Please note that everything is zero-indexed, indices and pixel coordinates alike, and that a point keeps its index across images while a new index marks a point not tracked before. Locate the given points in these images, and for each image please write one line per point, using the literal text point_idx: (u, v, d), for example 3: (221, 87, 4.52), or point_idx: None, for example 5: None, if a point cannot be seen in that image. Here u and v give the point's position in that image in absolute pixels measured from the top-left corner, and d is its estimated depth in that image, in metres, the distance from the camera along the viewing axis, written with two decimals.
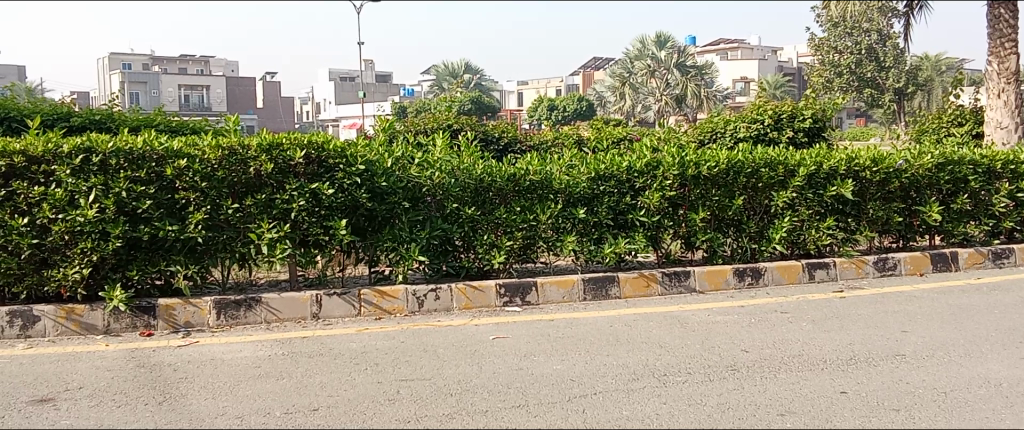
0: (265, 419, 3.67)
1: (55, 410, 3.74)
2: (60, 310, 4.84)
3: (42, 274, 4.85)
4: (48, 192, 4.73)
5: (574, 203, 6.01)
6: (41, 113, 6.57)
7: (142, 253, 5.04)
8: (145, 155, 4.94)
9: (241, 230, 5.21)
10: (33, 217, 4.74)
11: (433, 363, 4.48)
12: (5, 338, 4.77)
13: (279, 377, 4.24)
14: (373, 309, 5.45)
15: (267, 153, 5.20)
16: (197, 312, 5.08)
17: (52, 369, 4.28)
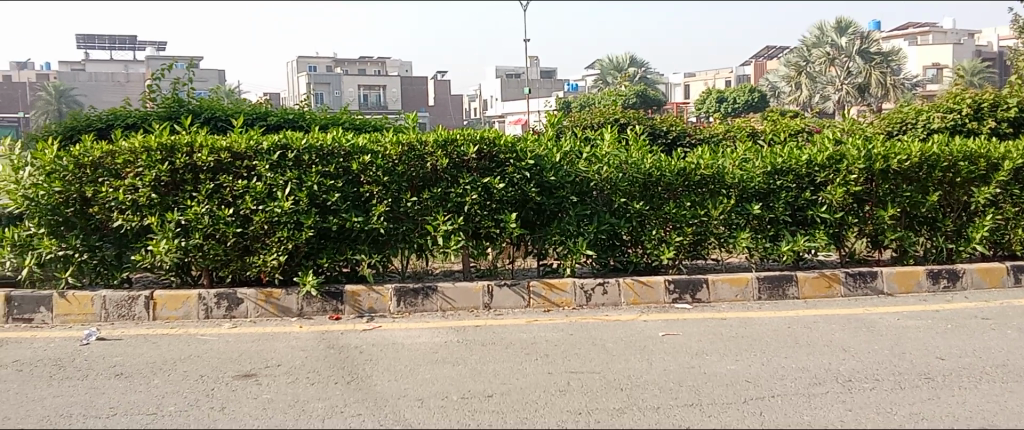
0: (443, 402, 3.83)
1: (257, 384, 4.09)
2: (259, 294, 5.26)
3: (245, 260, 5.26)
4: (251, 186, 5.13)
5: (747, 199, 5.81)
6: (242, 113, 7.20)
7: (331, 242, 5.40)
8: (334, 152, 5.28)
9: (418, 222, 5.46)
10: (237, 209, 5.14)
11: (603, 357, 4.49)
12: (213, 318, 5.22)
13: (455, 363, 4.40)
14: (542, 301, 5.53)
15: (443, 148, 5.39)
16: (379, 299, 5.37)
17: (253, 347, 4.67)
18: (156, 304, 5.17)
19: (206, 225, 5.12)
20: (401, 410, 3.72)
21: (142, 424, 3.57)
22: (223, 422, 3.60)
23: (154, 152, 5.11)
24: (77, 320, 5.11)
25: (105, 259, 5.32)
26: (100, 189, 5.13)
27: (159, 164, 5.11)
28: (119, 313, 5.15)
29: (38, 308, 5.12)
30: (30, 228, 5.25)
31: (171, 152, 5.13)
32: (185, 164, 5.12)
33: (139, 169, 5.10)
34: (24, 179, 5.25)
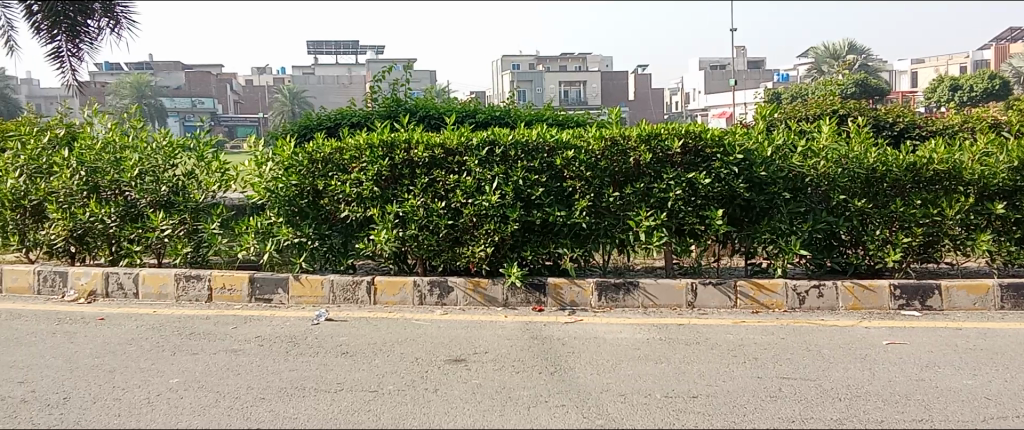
0: (647, 399, 3.79)
1: (467, 369, 4.28)
2: (468, 283, 5.49)
3: (455, 251, 5.50)
4: (461, 181, 5.37)
5: (987, 198, 5.28)
6: (454, 111, 7.56)
7: (535, 235, 5.52)
8: (538, 146, 5.39)
9: (621, 217, 5.43)
10: (449, 202, 5.40)
11: (818, 364, 4.24)
12: (426, 304, 5.52)
13: (659, 361, 4.34)
14: (750, 302, 5.32)
15: (646, 143, 5.33)
16: (581, 292, 5.42)
17: (463, 334, 4.89)
18: (377, 289, 5.55)
19: (421, 217, 5.42)
20: (604, 405, 3.74)
21: (365, 400, 3.86)
22: (436, 404, 3.80)
23: (377, 148, 5.47)
24: (309, 301, 5.58)
25: (333, 246, 5.78)
26: (330, 183, 5.58)
27: (380, 159, 5.47)
28: (345, 296, 5.56)
29: (277, 289, 5.61)
30: (270, 217, 5.80)
31: (391, 148, 5.47)
32: (403, 160, 5.45)
33: (363, 164, 5.49)
34: (266, 173, 5.81)
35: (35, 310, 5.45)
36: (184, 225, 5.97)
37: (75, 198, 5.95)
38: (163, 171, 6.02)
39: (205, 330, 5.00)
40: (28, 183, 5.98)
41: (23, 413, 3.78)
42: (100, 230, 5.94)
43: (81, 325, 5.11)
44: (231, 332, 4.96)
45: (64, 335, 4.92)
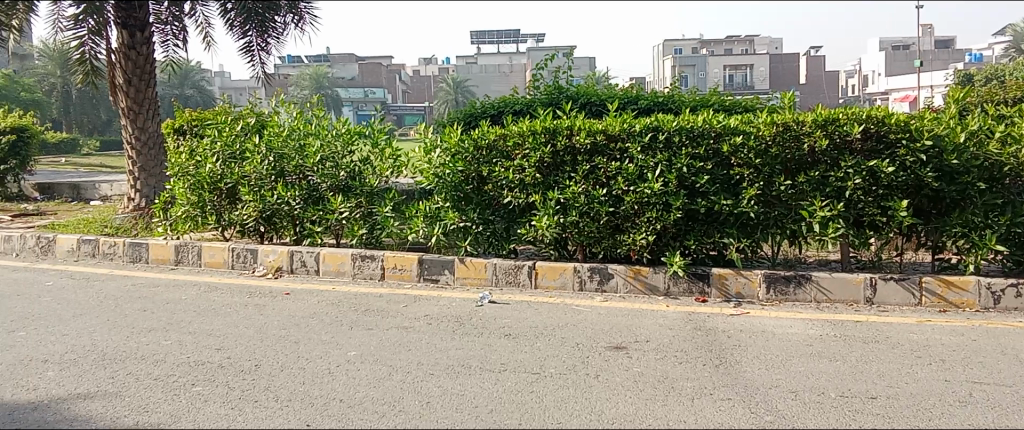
0: (819, 398, 3.63)
1: (628, 357, 4.25)
2: (629, 271, 5.46)
3: (616, 238, 5.47)
4: (623, 168, 5.32)
5: None
6: (617, 98, 7.58)
7: (699, 224, 5.39)
8: (704, 132, 5.24)
9: (792, 207, 5.22)
10: (610, 189, 5.37)
11: (1016, 369, 3.88)
12: (587, 290, 5.54)
13: (833, 359, 4.13)
14: (936, 300, 4.95)
15: (823, 128, 5.07)
16: (747, 284, 5.25)
17: (624, 321, 4.87)
18: (537, 273, 5.62)
19: (582, 204, 5.42)
20: (772, 401, 3.61)
21: (528, 382, 3.94)
22: (598, 389, 3.81)
23: (539, 135, 5.53)
24: (473, 283, 5.74)
25: (495, 231, 5.92)
26: (494, 170, 5.72)
27: (542, 146, 5.53)
28: (507, 279, 5.68)
29: (443, 270, 5.82)
30: (438, 202, 6.01)
31: (553, 135, 5.50)
32: (565, 146, 5.47)
33: (526, 151, 5.58)
34: (434, 159, 6.00)
35: (229, 284, 5.97)
36: (360, 208, 6.32)
37: (264, 181, 6.44)
38: (341, 157, 6.42)
39: (379, 307, 5.29)
40: (224, 168, 6.53)
41: (221, 377, 4.16)
42: (286, 211, 6.39)
43: (269, 299, 5.55)
44: (402, 310, 5.21)
45: (255, 307, 5.36)
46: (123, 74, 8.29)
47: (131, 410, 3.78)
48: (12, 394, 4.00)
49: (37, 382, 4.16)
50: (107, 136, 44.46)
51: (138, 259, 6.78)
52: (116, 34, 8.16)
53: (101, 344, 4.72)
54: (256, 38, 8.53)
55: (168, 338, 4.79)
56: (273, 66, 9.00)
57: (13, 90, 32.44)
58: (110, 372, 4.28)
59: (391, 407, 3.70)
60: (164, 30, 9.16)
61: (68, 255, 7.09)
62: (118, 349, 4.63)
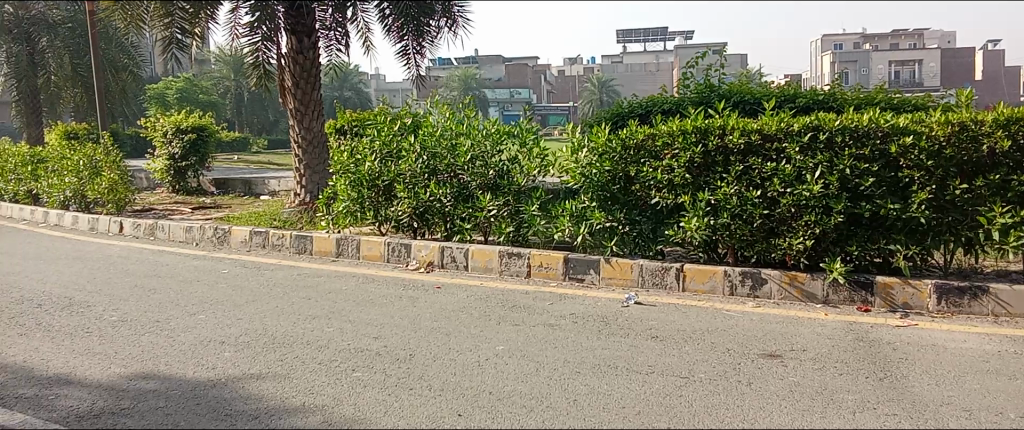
0: (997, 418, 3.37)
1: (783, 366, 4.11)
2: (784, 276, 5.27)
3: (770, 242, 5.30)
4: (779, 168, 5.14)
5: None
6: (773, 96, 7.37)
7: (862, 229, 5.12)
8: (869, 132, 4.96)
9: (969, 212, 4.86)
10: (765, 191, 5.20)
11: None
12: (738, 295, 5.38)
13: (1013, 377, 3.82)
14: None
15: (1005, 128, 4.72)
16: (916, 294, 4.94)
17: (778, 329, 4.71)
18: (686, 276, 5.53)
19: (735, 205, 5.28)
20: (943, 419, 3.38)
21: (677, 386, 3.89)
22: (750, 397, 3.71)
23: (690, 134, 5.45)
24: (619, 284, 5.73)
25: (642, 232, 5.87)
26: (642, 170, 5.68)
27: (693, 146, 5.44)
28: (654, 281, 5.62)
29: (589, 270, 5.84)
30: (584, 201, 6.05)
31: (704, 134, 5.40)
32: (717, 146, 5.36)
33: (676, 151, 5.51)
34: (581, 158, 6.02)
35: (384, 277, 6.26)
36: (508, 206, 6.44)
37: (418, 179, 6.72)
38: (490, 155, 6.59)
39: (526, 304, 5.38)
40: (381, 166, 6.88)
41: (379, 365, 4.38)
42: (437, 208, 6.65)
43: (422, 292, 5.77)
44: (548, 307, 5.28)
45: (409, 299, 5.60)
46: (291, 78, 8.88)
47: (298, 391, 4.05)
48: (195, 371, 4.39)
49: (216, 361, 4.53)
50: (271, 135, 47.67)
51: (303, 250, 7.24)
52: (286, 39, 8.77)
53: (271, 329, 5.08)
54: (411, 42, 8.99)
55: (330, 326, 5.09)
56: (425, 68, 9.37)
57: (192, 92, 35.52)
58: (279, 355, 4.61)
59: (539, 402, 3.76)
60: (327, 36, 9.72)
61: (241, 246, 7.68)
62: (286, 334, 4.97)
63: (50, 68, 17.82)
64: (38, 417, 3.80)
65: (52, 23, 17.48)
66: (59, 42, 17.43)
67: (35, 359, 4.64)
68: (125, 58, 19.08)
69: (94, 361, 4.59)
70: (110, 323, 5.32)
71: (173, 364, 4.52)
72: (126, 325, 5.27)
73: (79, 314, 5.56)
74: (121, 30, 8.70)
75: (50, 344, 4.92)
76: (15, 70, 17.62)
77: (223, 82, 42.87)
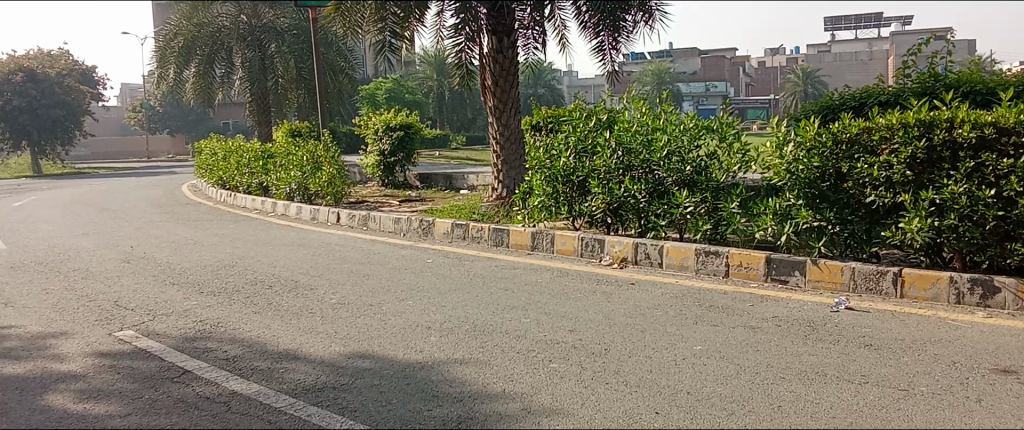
0: None
1: (1020, 383, 3.70)
2: (1020, 285, 4.75)
3: (1005, 247, 4.79)
4: (1018, 165, 4.64)
5: None
6: (1012, 85, 6.65)
7: None
8: None
9: None
10: (1000, 190, 4.71)
11: None
12: (965, 304, 4.91)
13: None
14: None
15: None
16: None
17: (1014, 342, 4.25)
18: (904, 282, 5.12)
19: (963, 206, 4.84)
20: None
21: (894, 398, 3.62)
22: (980, 415, 3.38)
23: (912, 128, 5.06)
24: (827, 287, 5.41)
25: (854, 233, 5.53)
26: (856, 166, 5.36)
27: (915, 140, 5.04)
28: (867, 285, 5.27)
29: (793, 271, 5.57)
30: (789, 199, 5.78)
31: (929, 128, 4.99)
32: (944, 141, 4.92)
33: (896, 145, 5.13)
34: (787, 154, 5.76)
35: (578, 271, 6.34)
36: (705, 203, 6.31)
37: (613, 175, 6.75)
38: (688, 151, 6.47)
39: (724, 304, 5.23)
40: (577, 162, 6.98)
41: (575, 357, 4.45)
42: (632, 204, 6.66)
43: (616, 287, 5.79)
44: (749, 309, 5.10)
45: (603, 294, 5.63)
46: (492, 76, 9.22)
47: (498, 378, 4.20)
48: (404, 353, 4.68)
49: (423, 345, 4.81)
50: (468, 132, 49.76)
51: (501, 243, 7.49)
52: (488, 40, 9.09)
53: (473, 317, 5.31)
54: (606, 37, 9.02)
55: (528, 317, 5.23)
56: (620, 64, 9.38)
57: (400, 92, 37.63)
58: (480, 342, 4.80)
59: (741, 406, 3.65)
60: (526, 35, 9.98)
61: (443, 237, 8.08)
62: (486, 323, 5.17)
63: (278, 71, 19.78)
64: (271, 387, 4.22)
65: (280, 30, 19.57)
66: (286, 48, 19.52)
67: (267, 335, 5.16)
68: (342, 61, 20.74)
69: (316, 340, 5.02)
70: (330, 305, 5.80)
71: (384, 345, 4.84)
72: (343, 307, 5.72)
73: (304, 296, 6.11)
74: (341, 36, 9.45)
75: (280, 322, 5.45)
76: (250, 74, 19.52)
77: (426, 82, 45.50)
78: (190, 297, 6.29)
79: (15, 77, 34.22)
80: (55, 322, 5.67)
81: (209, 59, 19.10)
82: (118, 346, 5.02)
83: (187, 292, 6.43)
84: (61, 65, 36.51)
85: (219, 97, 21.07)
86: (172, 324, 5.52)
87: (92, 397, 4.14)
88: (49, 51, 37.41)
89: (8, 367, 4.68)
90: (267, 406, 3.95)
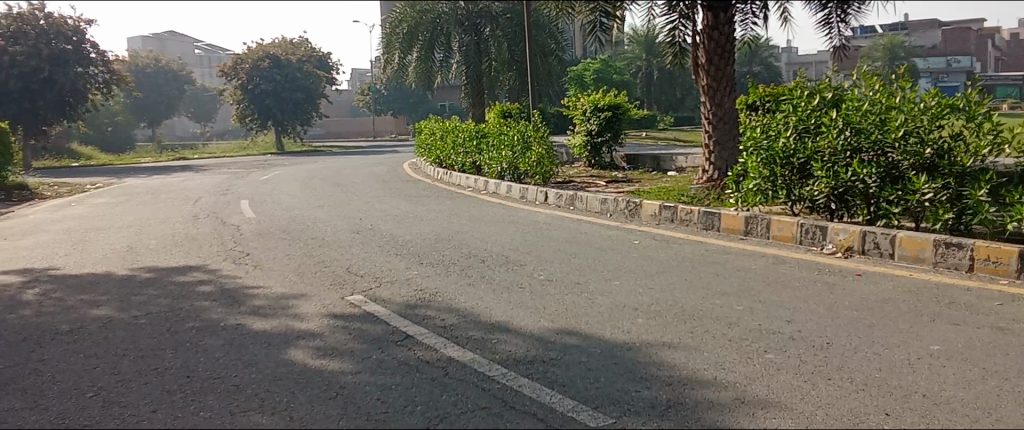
0: None
1: None
2: None
3: None
4: None
5: None
6: None
7: None
8: None
9: None
10: None
11: None
12: None
13: None
14: None
15: None
16: None
17: None
18: None
19: None
20: None
21: None
22: None
23: None
24: None
25: None
26: None
27: None
28: None
29: None
30: None
31: None
32: None
33: None
34: None
35: (796, 259, 6.03)
36: (948, 190, 5.75)
37: (838, 157, 6.37)
38: (929, 131, 5.88)
39: (966, 302, 4.75)
40: (797, 143, 6.67)
41: (793, 349, 4.24)
42: (860, 189, 6.25)
43: (839, 278, 5.44)
44: (997, 308, 4.59)
45: (824, 284, 5.32)
46: (706, 54, 8.95)
47: (709, 365, 4.11)
48: (612, 333, 4.70)
49: (631, 326, 4.80)
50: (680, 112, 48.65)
51: (711, 227, 7.31)
52: (702, 16, 8.91)
53: (682, 301, 5.22)
54: (834, 9, 8.51)
55: (740, 304, 5.06)
56: (849, 37, 8.78)
57: (609, 73, 37.54)
58: (690, 327, 4.71)
59: (986, 415, 3.30)
60: (744, 10, 9.62)
61: (651, 219, 8.03)
62: (696, 307, 5.07)
63: (492, 54, 20.44)
64: (486, 357, 4.40)
65: (494, 14, 20.30)
66: (500, 32, 20.18)
67: (481, 307, 5.39)
68: (553, 43, 21.02)
69: (527, 314, 5.18)
70: (540, 281, 5.96)
71: (593, 324, 4.89)
72: (552, 284, 5.86)
73: (515, 271, 6.33)
74: (554, 18, 9.67)
75: (492, 295, 5.68)
76: (466, 57, 20.45)
77: (636, 62, 45.07)
78: (411, 267, 6.73)
79: (264, 64, 38.20)
80: (297, 284, 6.30)
81: (430, 44, 20.37)
82: (349, 309, 5.48)
83: (408, 262, 6.89)
84: (302, 52, 40.23)
85: (438, 81, 22.29)
86: (396, 291, 5.93)
87: (327, 355, 4.56)
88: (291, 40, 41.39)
89: (258, 323, 5.26)
90: (481, 374, 4.14)
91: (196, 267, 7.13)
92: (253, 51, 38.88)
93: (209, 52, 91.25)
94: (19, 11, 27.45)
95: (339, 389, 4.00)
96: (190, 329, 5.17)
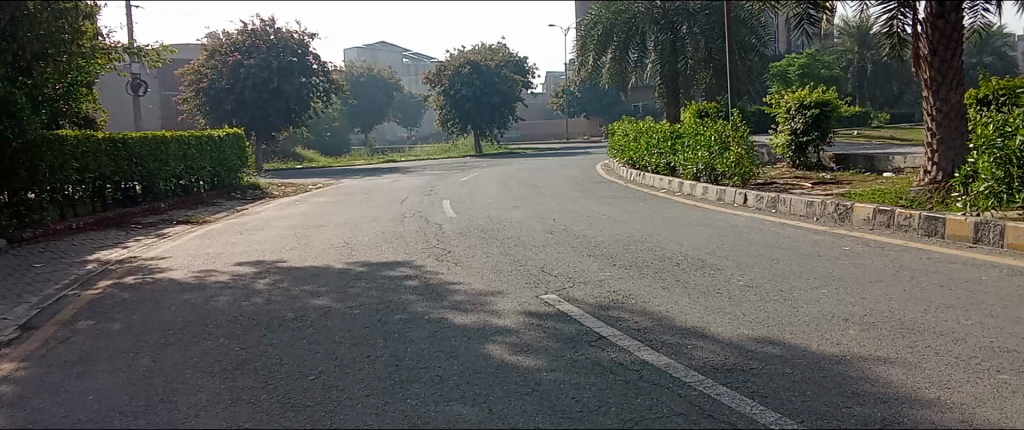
0: None
1: None
2: None
3: None
4: None
5: None
6: None
7: None
8: None
9: None
10: None
11: None
12: None
13: None
14: None
15: None
16: None
17: None
18: None
19: None
20: None
21: None
22: None
23: None
24: None
25: None
26: None
27: None
28: None
29: None
30: None
31: None
32: None
33: None
34: None
35: None
36: None
37: None
38: None
39: None
40: None
41: None
42: None
43: None
44: None
45: None
46: (929, 45, 8.25)
47: (932, 383, 3.76)
48: (819, 344, 4.43)
49: (840, 337, 4.50)
50: (897, 109, 44.80)
51: (934, 233, 6.68)
52: (926, 4, 8.21)
53: (899, 312, 4.82)
54: None
55: (969, 318, 4.58)
56: None
57: (817, 67, 35.32)
58: (909, 341, 4.34)
59: None
60: None
61: (864, 224, 7.49)
62: (916, 320, 4.65)
63: (689, 53, 20.03)
64: (681, 362, 4.31)
65: (692, 11, 19.78)
66: (697, 29, 19.68)
67: (676, 311, 5.29)
68: (754, 39, 20.14)
69: (724, 320, 5.01)
70: (738, 286, 5.75)
71: (797, 333, 4.64)
72: (752, 290, 5.62)
73: (712, 275, 6.14)
74: (755, 13, 9.31)
75: (688, 299, 5.55)
76: (661, 57, 20.13)
77: (846, 56, 42.08)
78: (605, 268, 6.74)
79: (465, 70, 39.85)
80: (494, 281, 6.52)
81: (624, 44, 20.37)
82: (543, 308, 5.58)
83: (602, 263, 6.90)
84: (500, 57, 41.51)
85: (632, 81, 22.23)
86: (589, 292, 5.97)
87: (523, 351, 4.67)
88: (490, 46, 42.84)
89: (458, 317, 5.50)
90: (677, 380, 4.05)
91: (402, 263, 7.59)
92: (455, 58, 40.68)
93: (414, 60, 96.68)
94: (253, 27, 30.50)
95: (535, 385, 4.08)
96: (397, 320, 5.50)
